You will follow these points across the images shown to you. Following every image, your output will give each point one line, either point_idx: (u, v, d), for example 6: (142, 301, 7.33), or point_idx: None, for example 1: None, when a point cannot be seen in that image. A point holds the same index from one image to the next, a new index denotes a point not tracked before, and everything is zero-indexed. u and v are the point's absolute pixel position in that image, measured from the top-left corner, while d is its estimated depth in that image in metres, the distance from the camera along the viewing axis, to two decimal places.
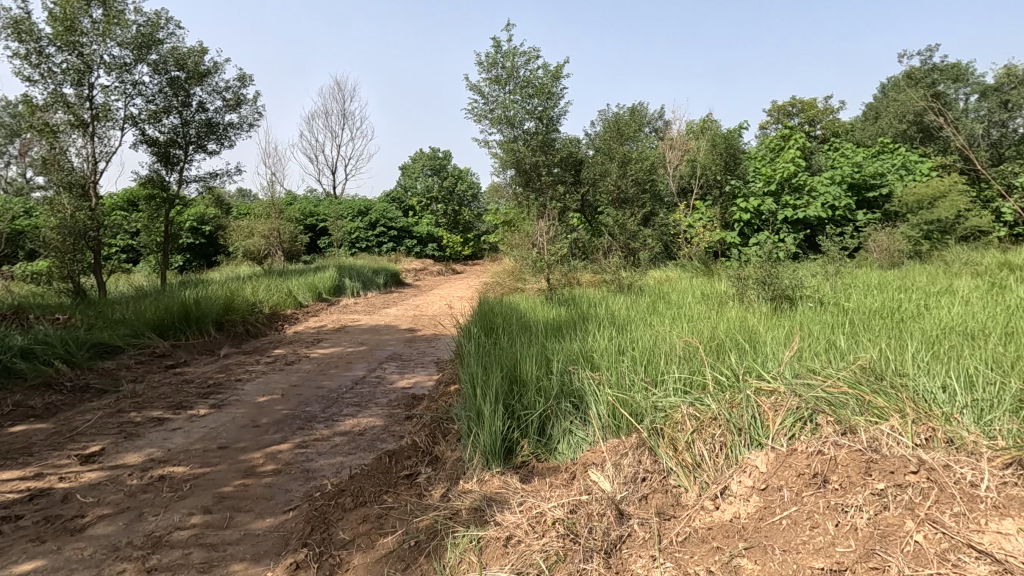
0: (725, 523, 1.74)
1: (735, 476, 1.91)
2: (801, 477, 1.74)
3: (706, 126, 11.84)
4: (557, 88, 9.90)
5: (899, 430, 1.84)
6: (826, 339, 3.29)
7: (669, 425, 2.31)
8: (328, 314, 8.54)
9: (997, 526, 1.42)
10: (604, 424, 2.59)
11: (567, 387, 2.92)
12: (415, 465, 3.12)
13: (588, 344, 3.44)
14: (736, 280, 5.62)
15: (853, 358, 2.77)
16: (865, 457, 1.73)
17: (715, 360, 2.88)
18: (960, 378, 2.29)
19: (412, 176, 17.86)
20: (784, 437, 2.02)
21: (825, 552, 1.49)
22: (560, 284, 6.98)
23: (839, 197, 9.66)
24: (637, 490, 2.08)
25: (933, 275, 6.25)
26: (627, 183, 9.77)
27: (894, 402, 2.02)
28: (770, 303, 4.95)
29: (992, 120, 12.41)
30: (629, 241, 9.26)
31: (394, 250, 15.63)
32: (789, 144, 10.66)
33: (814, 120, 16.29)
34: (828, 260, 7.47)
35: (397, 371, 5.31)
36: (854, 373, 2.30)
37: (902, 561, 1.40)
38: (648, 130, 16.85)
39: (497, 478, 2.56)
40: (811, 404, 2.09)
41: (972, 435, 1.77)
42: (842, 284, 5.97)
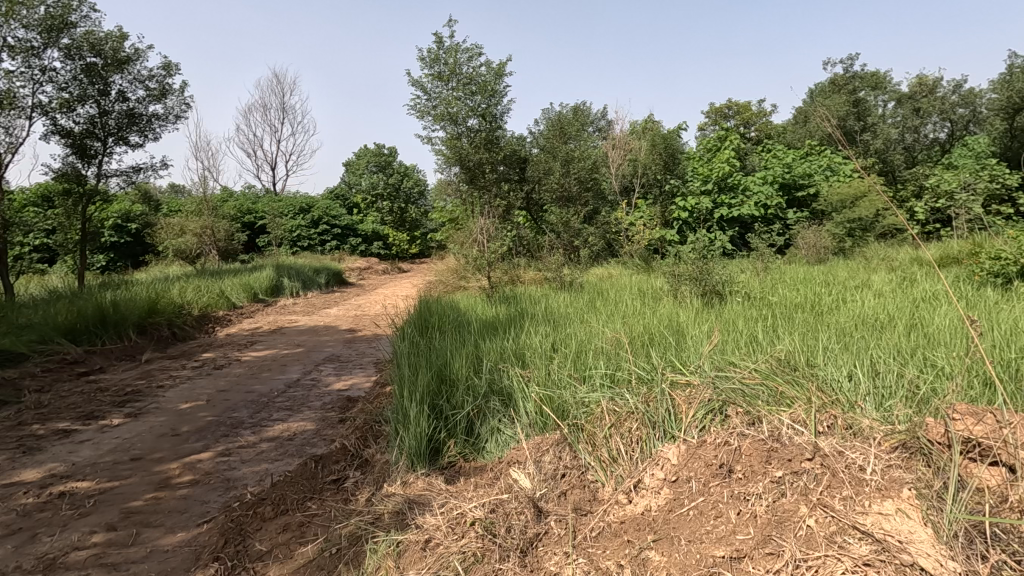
0: (636, 516, 1.77)
1: (648, 469, 1.95)
2: (709, 467, 1.79)
3: (648, 126, 12.12)
4: (501, 85, 9.88)
5: (803, 420, 1.91)
6: (747, 332, 3.43)
7: (590, 421, 2.34)
8: (264, 314, 8.20)
9: (879, 508, 1.48)
10: (530, 421, 2.60)
11: (497, 386, 2.91)
12: (342, 469, 3.03)
13: (521, 342, 3.44)
14: (672, 276, 5.73)
15: (770, 350, 2.90)
16: (767, 446, 1.78)
17: (642, 354, 2.94)
18: (865, 367, 2.43)
19: (356, 173, 17.40)
20: (695, 429, 2.07)
21: (725, 540, 1.53)
22: (502, 282, 6.95)
23: (771, 196, 10.14)
24: (556, 486, 2.09)
25: (854, 270, 6.62)
26: (570, 181, 9.90)
27: (801, 392, 2.12)
28: (702, 299, 5.12)
29: (907, 126, 13.25)
30: (573, 239, 9.33)
31: (338, 248, 15.21)
32: (725, 144, 10.82)
33: (749, 122, 16.80)
34: (759, 256, 7.79)
35: (333, 373, 5.14)
36: (770, 365, 2.39)
37: (795, 546, 1.45)
38: (592, 128, 17.13)
39: (421, 479, 2.51)
40: (723, 396, 2.15)
41: (868, 421, 1.86)
42: (771, 280, 6.23)
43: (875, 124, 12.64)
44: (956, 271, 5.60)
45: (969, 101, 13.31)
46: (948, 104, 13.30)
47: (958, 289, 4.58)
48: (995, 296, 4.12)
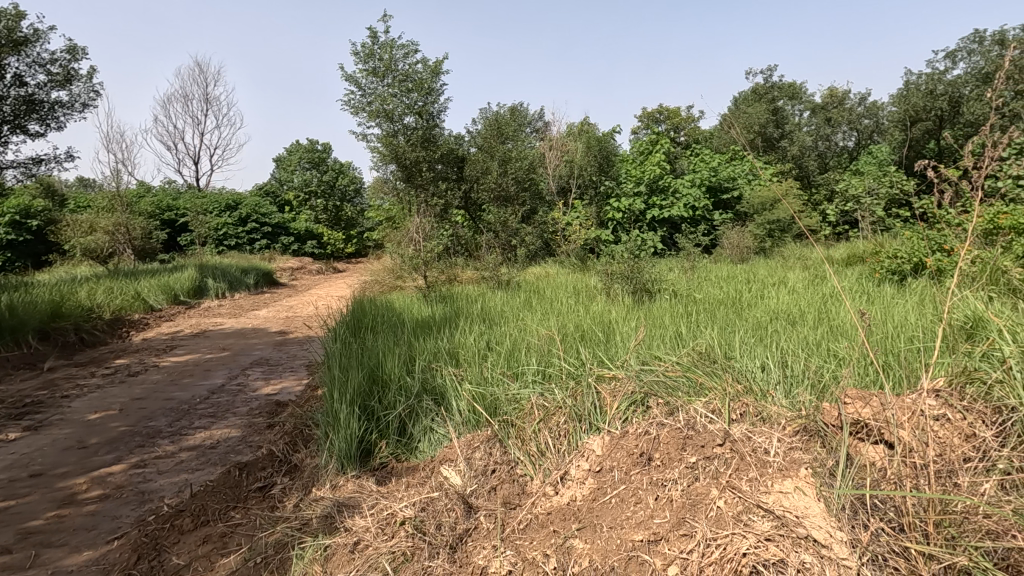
0: (562, 507, 1.83)
1: (575, 461, 2.02)
2: (630, 456, 1.87)
3: (583, 128, 12.39)
4: (437, 84, 9.80)
5: (718, 409, 2.02)
6: (672, 327, 3.59)
7: (520, 417, 2.39)
8: (186, 317, 7.73)
9: (780, 487, 1.59)
10: (463, 419, 2.61)
11: (430, 385, 2.90)
12: (269, 476, 2.92)
13: (455, 341, 3.43)
14: (605, 275, 5.90)
15: (692, 344, 3.05)
16: (683, 434, 1.88)
17: (572, 351, 3.02)
18: (776, 359, 2.60)
19: (288, 169, 16.46)
20: (619, 420, 2.16)
21: (644, 524, 1.61)
22: (438, 282, 6.88)
23: (699, 199, 10.60)
24: (486, 482, 2.12)
25: (773, 269, 7.07)
26: (507, 181, 9.96)
27: (717, 381, 2.25)
28: (633, 296, 5.32)
29: (820, 134, 14.27)
30: (510, 239, 9.40)
31: (268, 247, 14.56)
32: (657, 148, 11.17)
33: (678, 128, 17.37)
34: (688, 256, 8.14)
35: (262, 377, 4.92)
36: (691, 359, 2.51)
37: (705, 527, 1.53)
38: (530, 129, 17.36)
39: (352, 482, 2.47)
40: (645, 389, 2.25)
41: (775, 408, 2.00)
42: (697, 278, 6.54)
43: (792, 132, 13.49)
44: (861, 268, 6.08)
45: (872, 112, 14.32)
46: (854, 115, 14.15)
47: (860, 285, 4.97)
48: (891, 292, 4.51)
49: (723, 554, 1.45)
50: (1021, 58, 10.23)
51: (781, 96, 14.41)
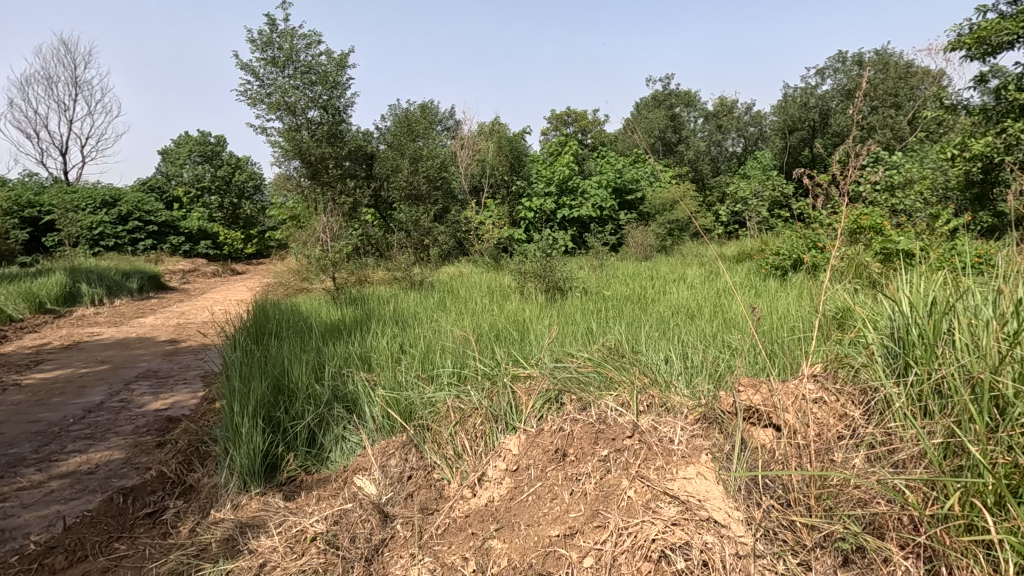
0: (480, 508, 1.83)
1: (492, 461, 2.02)
2: (546, 453, 1.91)
3: (494, 128, 12.45)
4: (343, 77, 9.40)
5: (627, 402, 2.10)
6: (583, 324, 3.70)
7: (436, 420, 2.37)
8: (54, 328, 6.85)
9: (684, 473, 1.67)
10: (377, 425, 2.53)
11: (341, 392, 2.79)
12: (160, 500, 2.66)
13: (366, 344, 3.32)
14: (518, 274, 5.96)
15: (601, 340, 3.16)
16: (595, 429, 1.94)
17: (488, 351, 3.02)
18: (678, 351, 2.77)
19: (176, 163, 14.99)
20: (534, 418, 2.20)
21: (560, 520, 1.65)
22: (348, 283, 6.62)
23: (606, 199, 10.96)
24: (402, 489, 2.09)
25: (674, 266, 7.51)
26: (419, 180, 9.79)
27: (624, 375, 2.35)
28: (545, 295, 5.43)
29: (713, 139, 15.35)
30: (423, 238, 9.23)
31: (154, 248, 13.27)
32: (566, 149, 11.37)
33: (586, 130, 16.80)
34: (597, 254, 8.44)
35: (150, 392, 4.47)
36: (602, 354, 2.60)
37: (617, 517, 1.60)
38: (441, 127, 17.21)
39: (256, 500, 2.31)
40: (558, 386, 2.31)
41: (678, 398, 2.11)
42: (605, 275, 6.79)
43: (688, 137, 14.39)
44: (750, 263, 6.61)
45: (756, 121, 15.55)
46: (742, 123, 15.29)
47: (750, 280, 5.39)
48: (776, 286, 4.94)
49: (634, 542, 1.52)
50: (876, 77, 11.61)
51: (678, 102, 15.27)
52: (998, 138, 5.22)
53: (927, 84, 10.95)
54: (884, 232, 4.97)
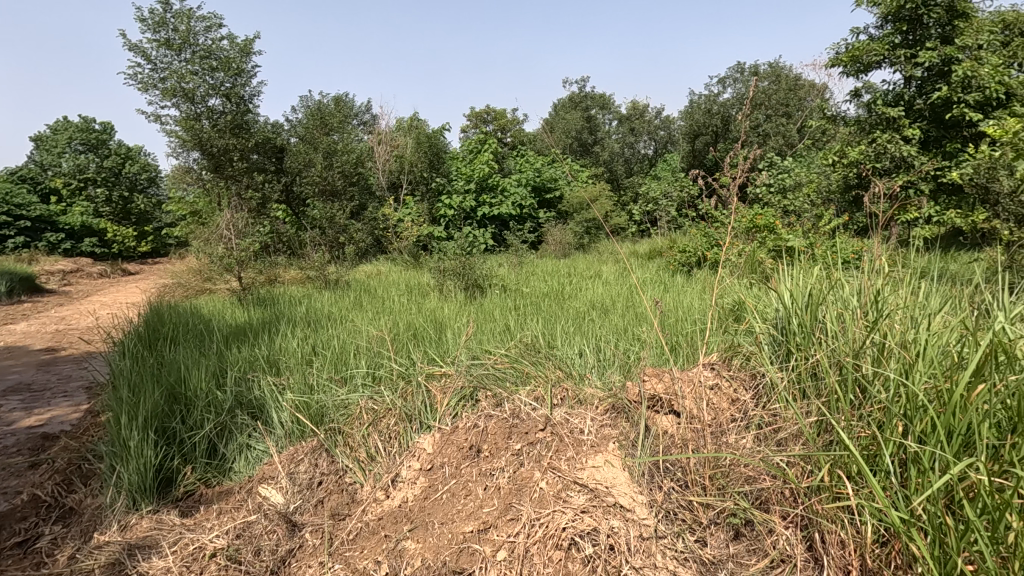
0: (394, 510, 1.80)
1: (406, 461, 1.99)
2: (460, 450, 1.92)
3: (413, 123, 12.24)
4: (248, 65, 8.85)
5: (541, 397, 2.15)
6: (501, 321, 3.74)
7: (348, 422, 2.30)
8: None
9: (592, 462, 1.73)
10: (286, 431, 2.43)
11: (245, 398, 2.63)
12: (33, 527, 2.38)
13: (274, 347, 3.16)
14: (436, 272, 5.90)
15: (519, 336, 3.21)
16: (509, 424, 1.97)
17: (404, 351, 2.97)
18: (591, 346, 2.86)
19: (53, 151, 13.28)
20: (449, 416, 2.20)
21: (474, 516, 1.66)
22: (257, 283, 6.25)
23: (525, 198, 10.97)
24: (312, 496, 2.02)
25: (590, 263, 7.76)
26: (334, 175, 9.41)
27: (539, 370, 2.40)
28: (464, 292, 5.42)
29: (626, 141, 15.99)
30: (338, 235, 8.90)
31: (27, 246, 11.80)
32: (485, 147, 11.28)
33: (504, 129, 15.69)
34: (516, 252, 8.55)
35: (22, 407, 3.98)
36: (518, 350, 2.64)
37: (529, 508, 1.63)
38: (357, 122, 16.70)
39: (148, 519, 2.13)
40: (473, 382, 2.32)
41: (590, 390, 2.18)
42: (524, 272, 6.90)
43: (603, 139, 14.92)
44: (660, 260, 6.96)
45: (665, 126, 16.37)
46: (652, 126, 16.05)
47: (659, 276, 5.68)
48: (682, 281, 5.24)
49: (545, 532, 1.55)
50: (768, 88, 12.63)
51: (594, 104, 15.76)
52: (869, 147, 5.85)
53: (812, 97, 12.04)
54: (777, 230, 5.43)
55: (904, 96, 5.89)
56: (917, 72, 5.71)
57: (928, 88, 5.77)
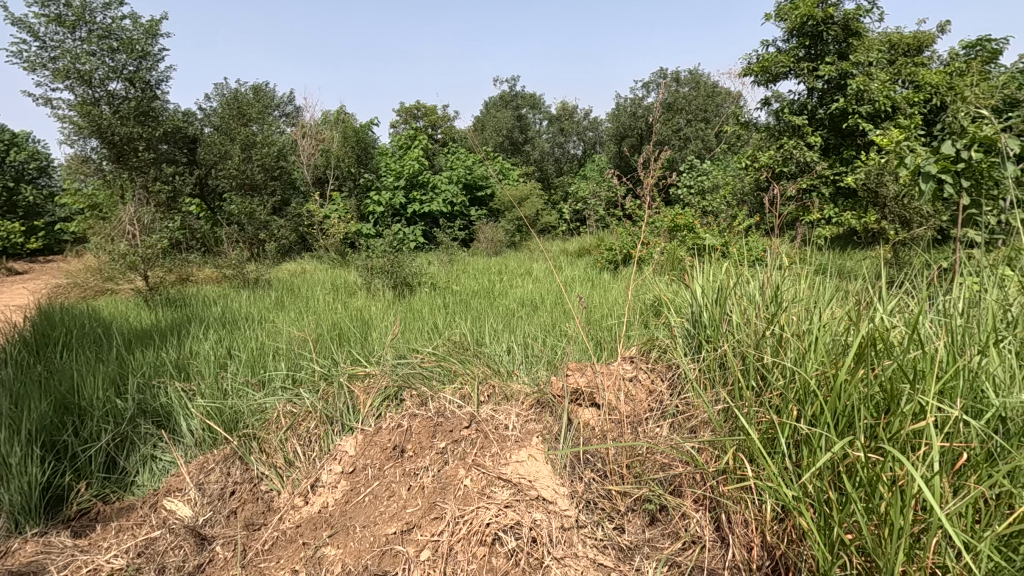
0: (313, 516, 1.74)
1: (326, 465, 1.93)
2: (384, 451, 1.88)
3: (340, 116, 11.83)
4: (154, 48, 8.19)
5: (467, 395, 2.15)
6: (429, 320, 3.69)
7: (264, 427, 2.19)
8: None
9: (516, 457, 1.74)
10: (197, 439, 2.28)
11: (150, 406, 2.44)
12: None
13: (183, 350, 2.95)
14: (363, 270, 5.72)
15: (447, 334, 3.19)
16: (433, 422, 1.96)
17: (327, 351, 2.86)
18: (519, 343, 2.88)
19: None
20: (372, 417, 2.15)
21: (397, 517, 1.64)
22: (168, 283, 5.83)
23: (457, 195, 10.69)
24: (224, 506, 1.92)
25: (522, 261, 7.81)
26: (253, 168, 8.89)
27: (467, 368, 2.39)
28: (393, 291, 5.30)
29: (556, 141, 16.22)
30: (258, 232, 8.45)
31: None
32: (416, 143, 10.88)
33: (436, 125, 14.66)
34: (446, 250, 8.45)
35: None
36: (446, 348, 2.62)
37: (453, 506, 1.62)
38: (279, 113, 15.85)
39: (32, 543, 1.92)
40: (398, 382, 2.28)
41: (516, 386, 2.20)
42: (454, 270, 6.85)
43: (533, 138, 15.06)
44: (590, 258, 7.09)
45: (593, 127, 16.87)
46: (580, 128, 16.37)
47: (587, 274, 5.80)
48: (609, 279, 5.38)
49: (469, 529, 1.55)
50: (689, 94, 13.24)
51: (524, 103, 15.84)
52: (778, 152, 6.32)
53: (727, 104, 12.74)
54: (695, 230, 5.72)
55: (807, 105, 6.39)
56: (818, 84, 6.19)
57: (828, 99, 6.27)
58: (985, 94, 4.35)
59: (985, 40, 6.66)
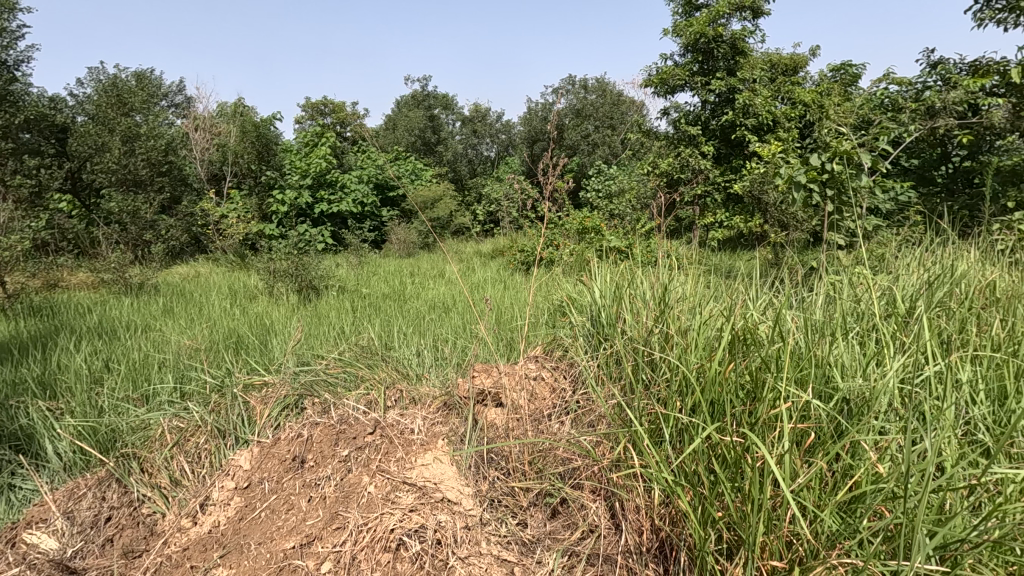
0: (203, 537, 1.64)
1: (218, 482, 1.82)
2: (282, 463, 1.82)
3: (239, 109, 11.11)
4: (13, 23, 7.24)
5: (375, 400, 2.12)
6: (336, 325, 3.56)
7: (146, 446, 2.03)
8: None
9: (422, 460, 1.74)
10: (66, 463, 2.06)
11: (7, 429, 2.16)
12: None
13: (48, 365, 2.64)
14: (265, 272, 5.41)
15: (355, 338, 3.10)
16: (335, 430, 1.91)
17: (220, 361, 2.68)
18: (430, 346, 2.86)
19: None
20: (269, 428, 2.06)
21: (296, 530, 1.58)
22: (33, 289, 5.19)
23: (367, 195, 10.37)
24: (99, 534, 1.76)
25: (434, 262, 7.77)
26: (137, 162, 8.10)
27: (375, 372, 2.35)
28: (298, 295, 5.06)
29: (470, 142, 16.23)
30: (144, 233, 7.74)
31: None
32: (323, 140, 10.41)
33: (344, 123, 14.43)
34: (356, 252, 8.18)
35: None
36: (352, 353, 2.55)
37: (357, 514, 1.59)
38: (167, 103, 14.62)
39: None
40: (298, 390, 2.20)
41: (424, 389, 2.19)
42: (365, 272, 6.66)
43: (446, 138, 14.97)
44: (502, 258, 7.19)
45: (505, 130, 17.06)
46: (493, 130, 16.49)
47: (500, 275, 5.89)
48: (520, 280, 5.50)
49: (373, 536, 1.53)
50: (597, 102, 13.77)
51: (437, 103, 15.71)
52: (676, 159, 6.77)
53: (631, 111, 13.36)
54: (602, 232, 5.98)
55: (701, 117, 6.87)
56: (711, 97, 6.69)
57: (719, 112, 6.78)
58: (847, 112, 4.91)
59: (848, 64, 7.51)
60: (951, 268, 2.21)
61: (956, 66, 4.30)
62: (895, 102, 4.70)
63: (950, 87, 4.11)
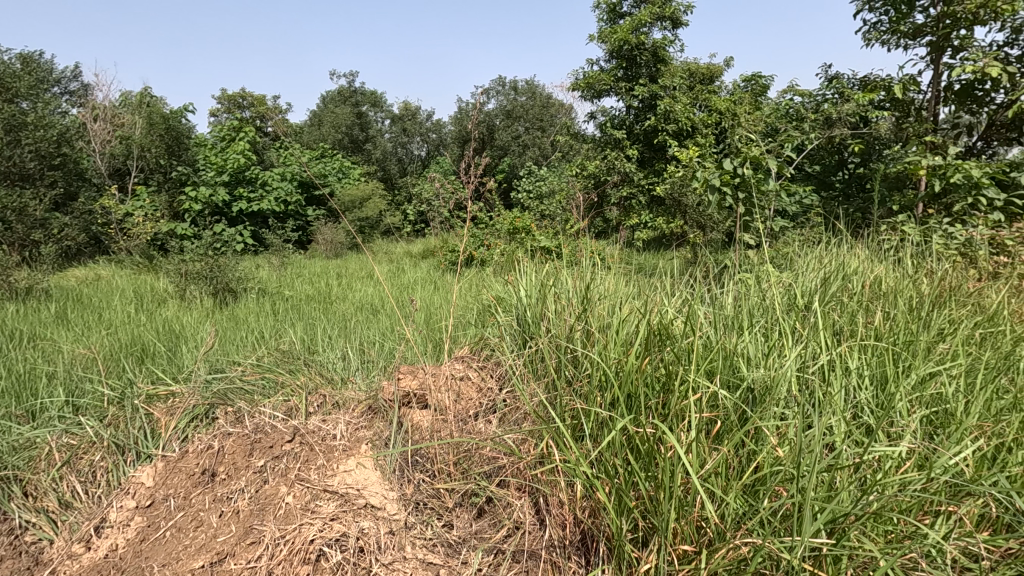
0: (98, 563, 1.52)
1: (116, 501, 1.69)
2: (190, 478, 1.71)
3: (145, 99, 10.33)
4: None
5: (296, 406, 2.03)
6: (254, 329, 3.37)
7: (30, 467, 1.85)
8: None
9: (344, 466, 1.68)
10: None
11: None
12: None
13: None
14: (175, 275, 5.03)
15: (274, 343, 2.95)
16: (250, 439, 1.82)
17: (120, 371, 2.46)
18: (355, 349, 2.78)
19: None
20: (176, 441, 1.92)
21: (206, 547, 1.49)
22: None
23: (291, 193, 9.90)
24: None
25: (362, 263, 7.59)
26: (23, 154, 7.30)
27: (296, 377, 2.24)
28: (213, 299, 4.75)
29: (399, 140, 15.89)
30: (32, 232, 6.97)
31: None
32: (241, 134, 9.84)
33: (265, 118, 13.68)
34: (279, 252, 7.84)
35: None
36: (272, 358, 2.43)
37: (273, 527, 1.51)
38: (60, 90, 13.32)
39: None
40: (209, 399, 2.06)
41: (349, 394, 2.11)
42: (288, 274, 6.36)
43: (375, 136, 14.56)
44: (432, 259, 7.10)
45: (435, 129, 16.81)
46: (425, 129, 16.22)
47: (430, 275, 5.82)
48: (451, 280, 5.47)
49: (291, 548, 1.46)
50: (527, 104, 13.87)
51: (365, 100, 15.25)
52: (603, 162, 6.96)
53: (561, 114, 13.58)
54: (531, 233, 6.04)
55: (626, 121, 7.10)
56: (634, 102, 6.94)
57: (642, 117, 7.05)
58: (758, 119, 5.24)
59: (758, 76, 8.00)
60: (844, 265, 2.41)
61: (849, 81, 4.69)
62: (799, 112, 5.07)
63: (844, 100, 4.48)
